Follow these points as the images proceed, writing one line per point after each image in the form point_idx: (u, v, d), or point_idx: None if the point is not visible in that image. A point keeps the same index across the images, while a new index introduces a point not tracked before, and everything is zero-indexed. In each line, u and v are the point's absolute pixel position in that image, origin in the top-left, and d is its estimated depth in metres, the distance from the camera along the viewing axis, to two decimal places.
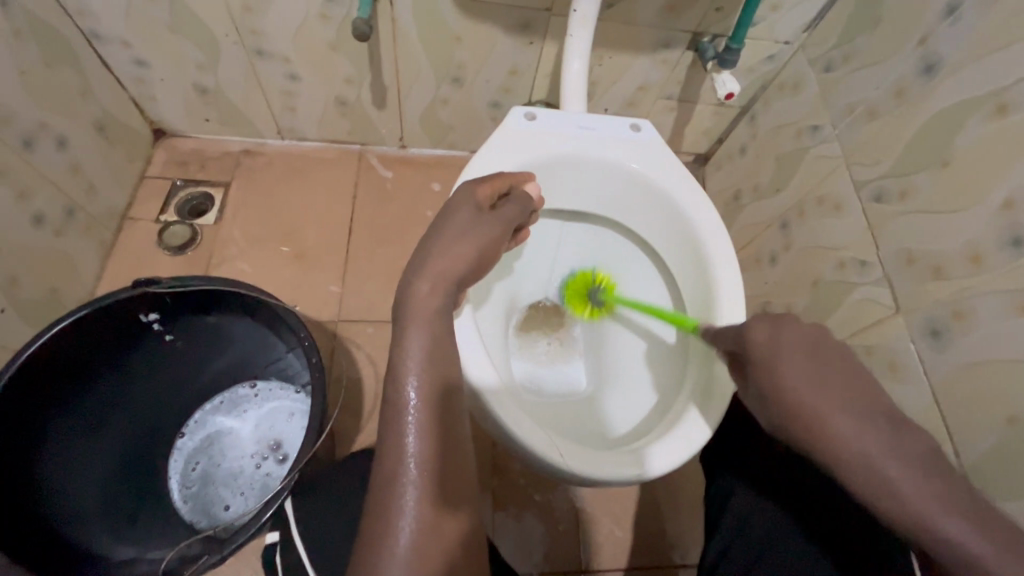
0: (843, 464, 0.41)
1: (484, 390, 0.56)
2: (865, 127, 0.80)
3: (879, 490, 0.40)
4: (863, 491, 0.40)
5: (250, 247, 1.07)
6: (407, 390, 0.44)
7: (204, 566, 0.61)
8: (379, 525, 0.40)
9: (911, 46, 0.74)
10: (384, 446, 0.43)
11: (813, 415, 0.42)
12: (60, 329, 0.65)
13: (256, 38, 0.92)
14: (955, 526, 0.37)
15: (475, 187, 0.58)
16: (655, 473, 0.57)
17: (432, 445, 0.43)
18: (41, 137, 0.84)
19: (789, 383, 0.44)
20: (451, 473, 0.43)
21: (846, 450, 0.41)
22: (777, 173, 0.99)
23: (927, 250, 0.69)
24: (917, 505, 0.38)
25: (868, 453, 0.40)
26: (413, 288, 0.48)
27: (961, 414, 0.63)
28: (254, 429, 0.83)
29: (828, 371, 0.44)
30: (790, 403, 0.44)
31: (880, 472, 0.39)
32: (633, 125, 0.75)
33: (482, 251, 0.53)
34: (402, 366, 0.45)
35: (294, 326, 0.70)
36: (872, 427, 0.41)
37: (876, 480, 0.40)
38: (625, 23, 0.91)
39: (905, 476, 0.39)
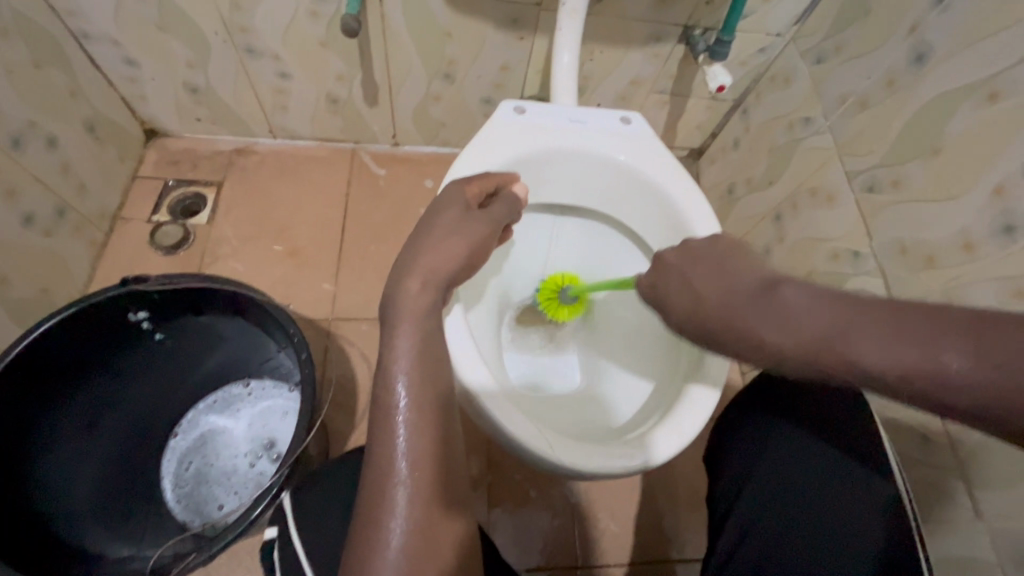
0: (766, 346, 0.40)
1: (474, 385, 0.56)
2: (857, 117, 0.80)
3: (805, 352, 0.38)
4: (803, 362, 0.38)
5: (242, 245, 1.07)
6: (396, 390, 0.43)
7: (193, 564, 0.60)
8: (369, 523, 0.40)
9: (902, 35, 0.73)
10: (374, 447, 0.42)
11: (726, 324, 0.43)
12: (45, 331, 0.64)
13: (246, 35, 0.92)
14: (885, 349, 0.34)
15: (462, 187, 0.57)
16: (646, 464, 0.57)
17: (422, 444, 0.42)
18: (30, 137, 0.84)
19: (701, 307, 0.46)
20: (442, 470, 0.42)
21: (759, 334, 0.41)
22: (771, 165, 0.99)
23: (921, 240, 0.68)
24: (840, 343, 0.36)
25: (778, 324, 0.40)
26: (402, 286, 0.48)
27: None
28: (247, 428, 0.82)
29: (719, 281, 0.46)
30: (709, 323, 0.45)
31: (790, 338, 0.39)
32: (623, 118, 0.75)
33: (470, 250, 0.53)
34: (391, 364, 0.44)
35: (284, 324, 0.69)
36: (771, 301, 0.41)
37: (802, 346, 0.38)
38: (617, 16, 0.90)
39: (815, 327, 0.37)
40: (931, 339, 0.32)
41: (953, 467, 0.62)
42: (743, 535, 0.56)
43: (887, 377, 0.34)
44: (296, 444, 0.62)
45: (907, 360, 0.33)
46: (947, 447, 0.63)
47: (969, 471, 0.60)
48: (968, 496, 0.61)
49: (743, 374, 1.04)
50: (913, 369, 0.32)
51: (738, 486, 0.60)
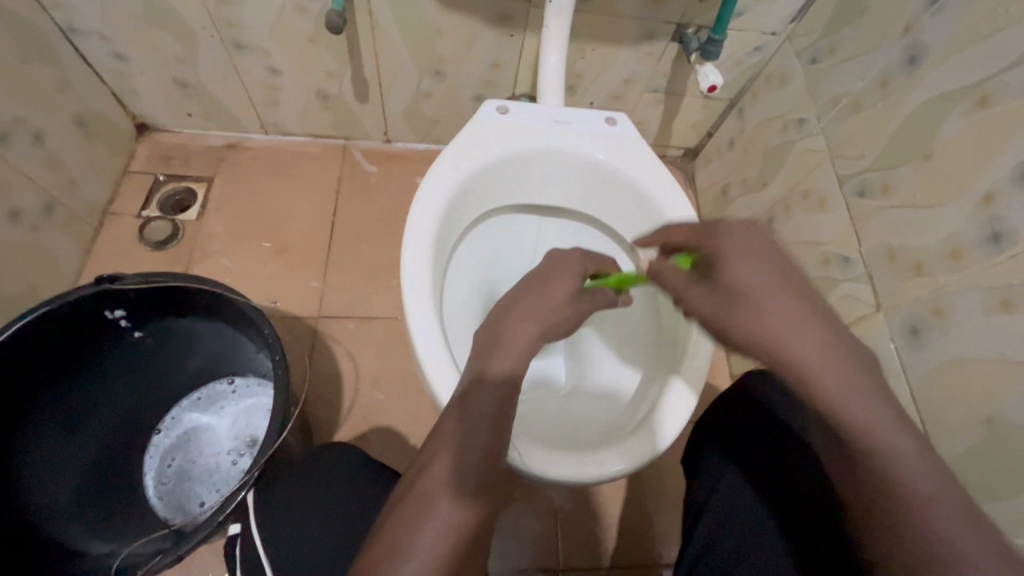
0: (823, 396, 0.39)
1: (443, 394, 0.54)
2: (850, 119, 0.78)
3: (863, 438, 0.37)
4: (851, 444, 0.38)
5: (232, 242, 1.06)
6: (489, 390, 0.48)
7: (160, 564, 0.59)
8: (416, 504, 0.42)
9: (896, 35, 0.72)
10: (438, 440, 0.46)
11: (805, 353, 0.40)
12: (21, 327, 0.64)
13: (234, 31, 0.91)
14: (920, 475, 0.36)
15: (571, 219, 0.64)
16: (619, 470, 0.56)
17: (479, 440, 0.45)
18: (16, 133, 0.84)
19: (786, 330, 0.41)
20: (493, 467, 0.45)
21: (846, 397, 0.38)
22: (765, 167, 0.98)
23: (909, 247, 0.67)
24: (902, 466, 0.36)
25: (848, 386, 0.39)
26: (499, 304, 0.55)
27: (939, 415, 0.62)
28: (231, 425, 0.83)
29: (811, 311, 0.42)
30: (785, 342, 0.41)
31: (852, 404, 0.38)
32: (609, 118, 0.73)
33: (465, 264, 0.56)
34: (484, 365, 0.50)
35: (260, 324, 0.68)
36: (850, 362, 0.40)
37: (874, 441, 0.37)
38: (607, 14, 0.89)
39: (899, 443, 0.37)
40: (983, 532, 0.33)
41: None
42: (709, 541, 0.54)
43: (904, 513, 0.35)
44: (268, 442, 0.62)
45: (942, 527, 0.34)
46: None
47: None
48: None
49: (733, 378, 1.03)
50: (941, 531, 0.34)
51: (713, 486, 0.57)
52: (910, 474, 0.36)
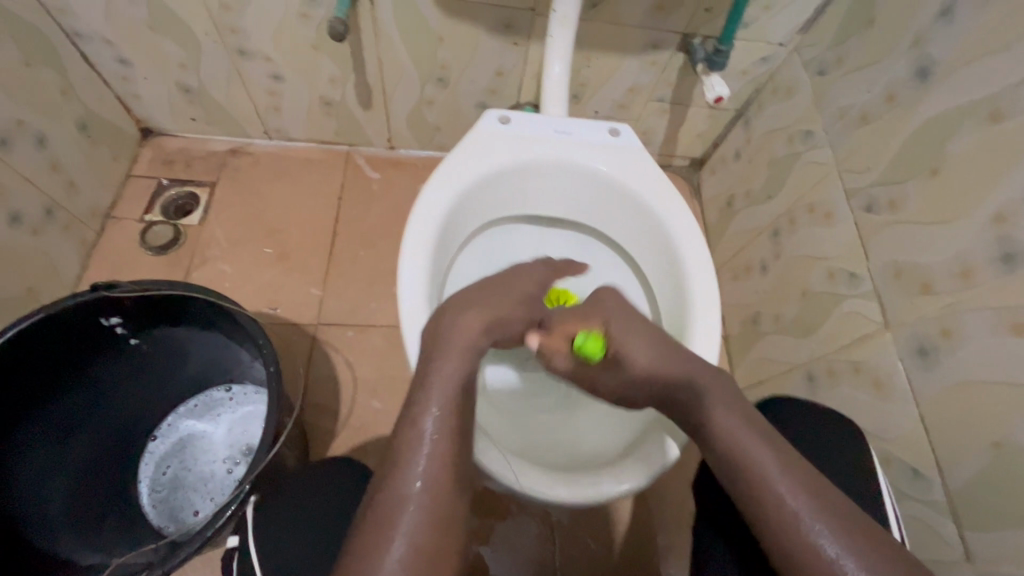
0: (752, 482, 0.45)
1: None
2: (857, 133, 0.77)
3: (785, 514, 0.43)
4: (750, 487, 0.45)
5: (232, 247, 1.06)
6: (427, 419, 0.44)
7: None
8: (368, 544, 0.39)
9: (905, 48, 0.70)
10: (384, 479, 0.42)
11: (737, 439, 0.47)
12: (13, 336, 0.63)
13: (237, 37, 0.91)
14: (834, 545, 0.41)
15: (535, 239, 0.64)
16: (616, 496, 0.55)
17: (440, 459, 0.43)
18: (18, 136, 0.84)
19: (695, 386, 0.50)
20: (446, 498, 0.41)
21: (747, 445, 0.46)
22: (770, 179, 0.96)
23: (917, 264, 0.65)
24: (795, 500, 0.43)
25: (771, 469, 0.45)
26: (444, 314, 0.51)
27: (947, 439, 0.60)
28: (226, 433, 0.82)
29: (734, 405, 0.49)
30: (714, 412, 0.49)
31: (774, 484, 0.44)
32: (612, 129, 0.72)
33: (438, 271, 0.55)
34: (429, 382, 0.46)
35: (254, 333, 0.67)
36: (770, 448, 0.46)
37: (792, 515, 0.42)
38: (612, 22, 0.88)
39: (793, 483, 0.44)
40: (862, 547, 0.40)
41: (943, 504, 0.61)
42: None
43: (793, 543, 0.42)
44: (260, 455, 0.61)
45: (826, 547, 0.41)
46: (940, 484, 0.61)
47: (957, 509, 0.59)
48: (958, 535, 0.59)
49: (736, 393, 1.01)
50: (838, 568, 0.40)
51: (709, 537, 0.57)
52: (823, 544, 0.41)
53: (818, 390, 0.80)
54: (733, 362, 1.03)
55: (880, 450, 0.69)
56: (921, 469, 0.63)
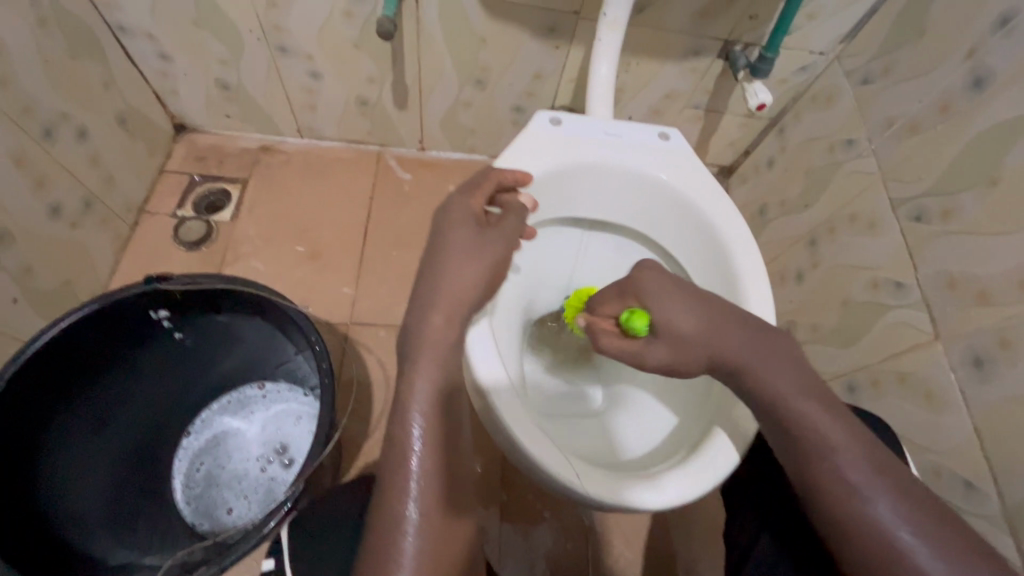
0: (838, 484, 0.42)
1: (508, 418, 0.54)
2: (905, 142, 0.77)
3: (867, 522, 0.40)
4: (825, 487, 0.42)
5: (264, 244, 1.06)
6: (410, 429, 0.48)
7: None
8: (382, 536, 0.45)
9: (958, 58, 0.70)
10: (385, 484, 0.47)
11: (819, 431, 0.44)
12: (63, 328, 0.63)
13: (280, 34, 0.91)
14: (934, 558, 0.38)
15: (467, 198, 0.61)
16: (676, 501, 0.54)
17: (437, 461, 0.48)
18: (61, 128, 0.84)
19: (736, 346, 0.49)
20: (441, 494, 0.47)
21: (793, 403, 0.45)
22: (807, 188, 0.96)
23: (972, 275, 0.65)
24: (843, 460, 0.42)
25: (856, 470, 0.42)
26: (427, 319, 0.53)
27: (1005, 452, 0.59)
28: (259, 430, 0.81)
29: (814, 395, 0.45)
30: (793, 408, 0.45)
31: (856, 485, 0.41)
32: (661, 133, 0.72)
33: (477, 265, 0.56)
34: (408, 402, 0.49)
35: (304, 329, 0.67)
36: (854, 445, 0.43)
37: (875, 520, 0.40)
38: (655, 27, 0.88)
39: (842, 441, 0.43)
40: (925, 527, 0.40)
41: (999, 518, 0.60)
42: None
43: (838, 501, 0.42)
44: (311, 458, 0.60)
45: (873, 506, 0.41)
46: (996, 497, 0.60)
47: (1016, 523, 0.58)
48: (1016, 549, 0.58)
49: None
50: None
51: (757, 532, 0.57)
52: (915, 554, 0.39)
53: (859, 400, 0.80)
54: None
55: (929, 463, 0.68)
56: (975, 481, 0.63)
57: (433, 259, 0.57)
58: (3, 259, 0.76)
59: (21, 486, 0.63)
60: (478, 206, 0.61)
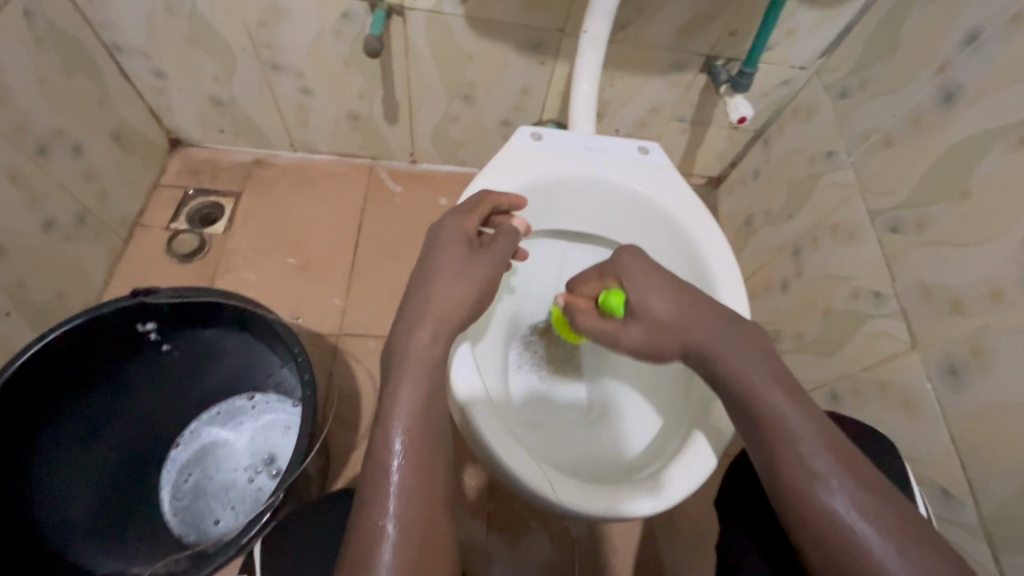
0: (790, 456, 0.44)
1: (484, 428, 0.55)
2: (882, 155, 0.78)
3: (807, 490, 0.42)
4: (772, 455, 0.44)
5: (256, 256, 1.07)
6: (393, 445, 0.49)
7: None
8: (360, 551, 0.45)
9: (930, 73, 0.72)
10: (365, 499, 0.48)
11: (769, 400, 0.46)
12: (48, 341, 0.64)
13: (271, 52, 0.93)
14: (869, 525, 0.40)
15: (461, 219, 0.62)
16: (657, 508, 0.55)
17: (417, 472, 0.49)
18: (56, 144, 0.85)
19: (710, 337, 0.51)
20: (424, 505, 0.48)
21: (760, 389, 0.47)
22: (790, 199, 0.97)
23: (946, 286, 0.66)
24: (803, 446, 0.43)
25: (806, 442, 0.44)
26: (414, 332, 0.54)
27: (980, 461, 0.60)
28: (248, 441, 0.82)
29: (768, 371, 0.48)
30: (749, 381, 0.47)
31: (803, 456, 0.43)
32: (640, 148, 0.74)
33: (456, 278, 0.57)
34: (391, 416, 0.50)
35: (287, 342, 0.68)
36: (800, 416, 0.45)
37: (812, 485, 0.42)
38: (638, 44, 0.90)
39: (802, 428, 0.44)
40: (867, 497, 0.41)
41: (975, 527, 0.60)
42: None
43: (791, 484, 0.43)
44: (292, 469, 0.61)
45: (824, 492, 0.42)
46: (972, 505, 0.61)
47: (991, 532, 0.59)
48: (992, 557, 0.58)
49: None
50: (867, 546, 0.39)
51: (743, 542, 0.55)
52: (848, 516, 0.40)
53: (842, 409, 0.80)
54: None
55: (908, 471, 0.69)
56: (952, 490, 0.63)
57: (420, 275, 0.58)
58: None
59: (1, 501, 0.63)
60: (472, 229, 0.62)
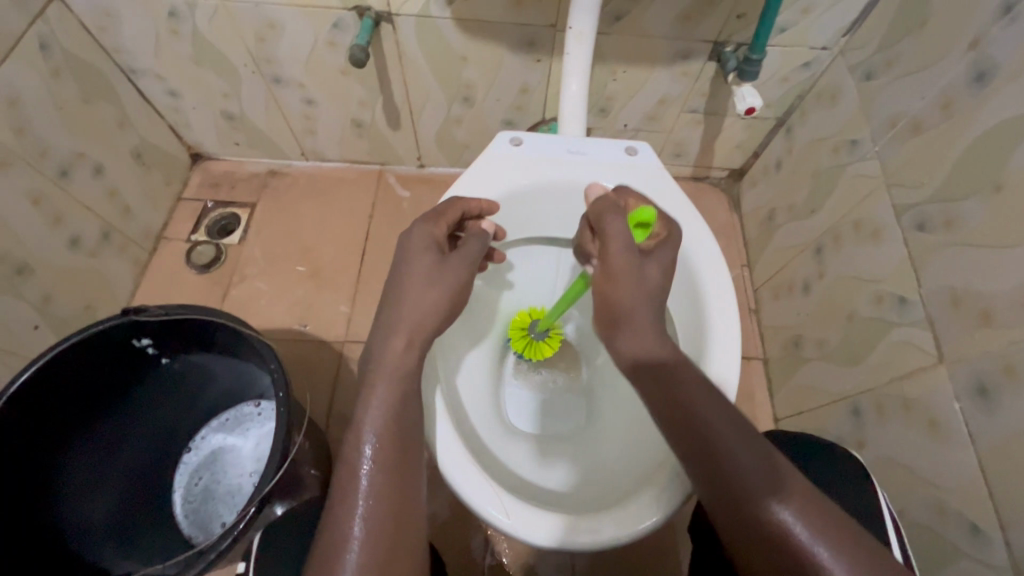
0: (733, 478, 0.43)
1: (439, 450, 0.54)
2: (909, 142, 0.70)
3: (754, 512, 0.41)
4: (714, 481, 0.43)
5: (269, 264, 1.11)
6: (363, 450, 0.46)
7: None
8: (325, 561, 0.42)
9: (962, 50, 0.63)
10: (335, 501, 0.45)
11: (709, 422, 0.45)
12: (51, 358, 0.67)
13: (272, 66, 0.95)
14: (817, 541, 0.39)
15: (429, 225, 0.58)
16: (614, 540, 0.51)
17: (388, 479, 0.45)
18: (78, 166, 0.91)
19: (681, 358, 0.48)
20: (392, 512, 0.44)
21: (707, 423, 0.45)
22: (813, 193, 0.89)
23: (976, 292, 0.58)
24: (786, 506, 0.41)
25: (744, 463, 0.43)
26: (387, 347, 0.51)
27: (1012, 493, 0.53)
28: (253, 447, 0.85)
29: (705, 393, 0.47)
30: (688, 405, 0.46)
31: (743, 478, 0.43)
32: (629, 148, 0.70)
33: (430, 295, 0.54)
34: (362, 423, 0.47)
35: (266, 355, 0.69)
36: (738, 436, 0.44)
37: (758, 509, 0.41)
38: (637, 34, 0.85)
39: (778, 488, 0.42)
40: (809, 511, 0.41)
41: (1005, 568, 0.53)
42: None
43: (781, 550, 0.40)
44: (264, 482, 0.62)
45: (818, 554, 0.39)
46: (1002, 543, 0.54)
47: None
48: None
49: (777, 422, 0.94)
50: (816, 563, 0.39)
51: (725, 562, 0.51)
52: (795, 534, 0.40)
53: (863, 424, 0.73)
54: (774, 386, 0.96)
55: (933, 498, 0.62)
56: (979, 524, 0.56)
57: (392, 289, 0.55)
58: (24, 289, 0.83)
59: (23, 510, 0.67)
60: (442, 235, 0.59)
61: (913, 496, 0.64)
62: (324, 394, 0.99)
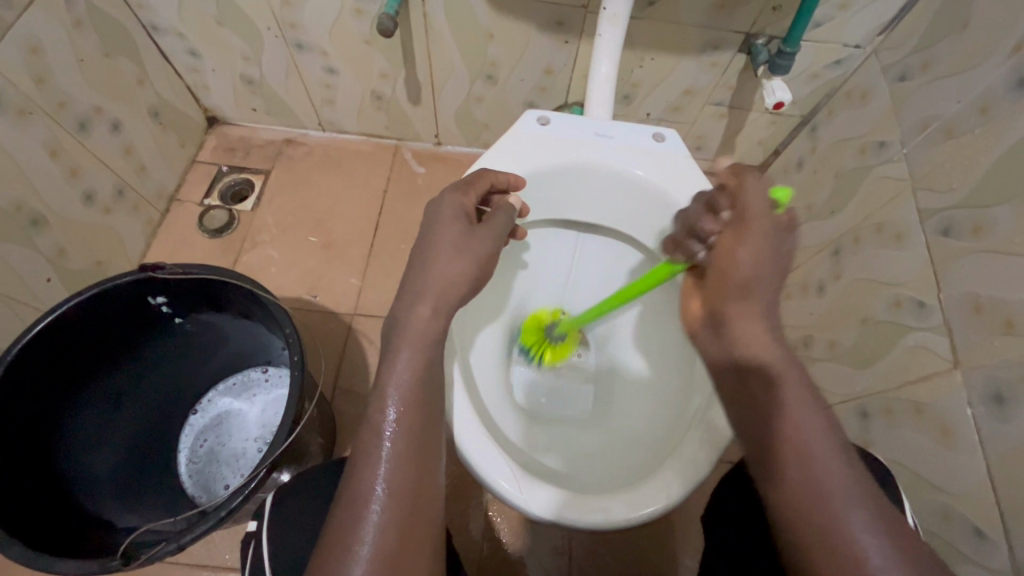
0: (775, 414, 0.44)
1: (458, 427, 0.54)
2: (941, 146, 0.69)
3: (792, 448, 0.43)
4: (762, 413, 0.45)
5: (281, 233, 1.10)
6: (386, 415, 0.46)
7: (161, 554, 0.60)
8: (345, 520, 0.42)
9: (1004, 54, 0.62)
10: (356, 462, 0.45)
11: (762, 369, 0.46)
12: (59, 315, 0.67)
13: (296, 32, 0.94)
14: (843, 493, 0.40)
15: (459, 194, 0.58)
16: (627, 521, 0.51)
17: (407, 446, 0.45)
18: (95, 121, 0.90)
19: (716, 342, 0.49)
20: (413, 478, 0.44)
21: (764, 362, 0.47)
22: (835, 193, 0.89)
23: (998, 299, 0.58)
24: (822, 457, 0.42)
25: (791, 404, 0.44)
26: (408, 318, 0.51)
27: (1018, 500, 0.53)
28: (259, 413, 0.86)
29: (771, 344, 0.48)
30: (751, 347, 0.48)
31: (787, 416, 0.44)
32: (657, 135, 0.69)
33: (453, 268, 0.53)
34: (384, 389, 0.47)
35: (281, 320, 0.69)
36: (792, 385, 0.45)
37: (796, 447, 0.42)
38: (669, 20, 0.83)
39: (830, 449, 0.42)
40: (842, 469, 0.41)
41: (1007, 573, 0.54)
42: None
43: (806, 486, 0.41)
44: (275, 445, 0.62)
45: (846, 508, 0.39)
46: (1006, 550, 0.54)
47: None
48: None
49: None
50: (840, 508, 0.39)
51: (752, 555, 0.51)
52: (823, 478, 0.41)
53: (870, 426, 0.74)
54: None
55: (938, 501, 0.62)
56: (984, 530, 0.56)
57: (416, 260, 0.54)
58: (38, 241, 0.83)
59: (26, 457, 0.67)
60: (471, 205, 0.58)
61: (917, 497, 0.65)
62: (329, 368, 0.98)
